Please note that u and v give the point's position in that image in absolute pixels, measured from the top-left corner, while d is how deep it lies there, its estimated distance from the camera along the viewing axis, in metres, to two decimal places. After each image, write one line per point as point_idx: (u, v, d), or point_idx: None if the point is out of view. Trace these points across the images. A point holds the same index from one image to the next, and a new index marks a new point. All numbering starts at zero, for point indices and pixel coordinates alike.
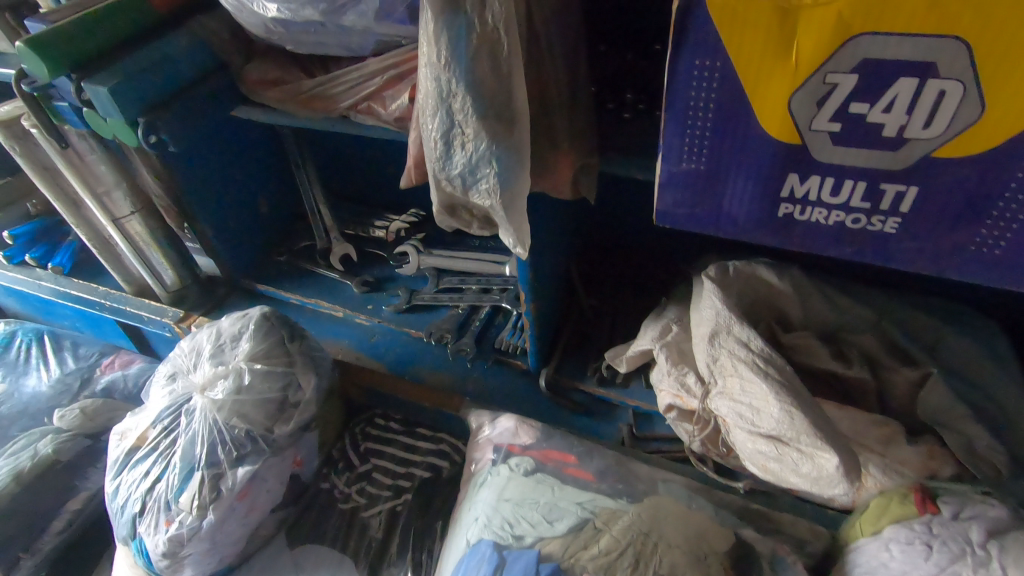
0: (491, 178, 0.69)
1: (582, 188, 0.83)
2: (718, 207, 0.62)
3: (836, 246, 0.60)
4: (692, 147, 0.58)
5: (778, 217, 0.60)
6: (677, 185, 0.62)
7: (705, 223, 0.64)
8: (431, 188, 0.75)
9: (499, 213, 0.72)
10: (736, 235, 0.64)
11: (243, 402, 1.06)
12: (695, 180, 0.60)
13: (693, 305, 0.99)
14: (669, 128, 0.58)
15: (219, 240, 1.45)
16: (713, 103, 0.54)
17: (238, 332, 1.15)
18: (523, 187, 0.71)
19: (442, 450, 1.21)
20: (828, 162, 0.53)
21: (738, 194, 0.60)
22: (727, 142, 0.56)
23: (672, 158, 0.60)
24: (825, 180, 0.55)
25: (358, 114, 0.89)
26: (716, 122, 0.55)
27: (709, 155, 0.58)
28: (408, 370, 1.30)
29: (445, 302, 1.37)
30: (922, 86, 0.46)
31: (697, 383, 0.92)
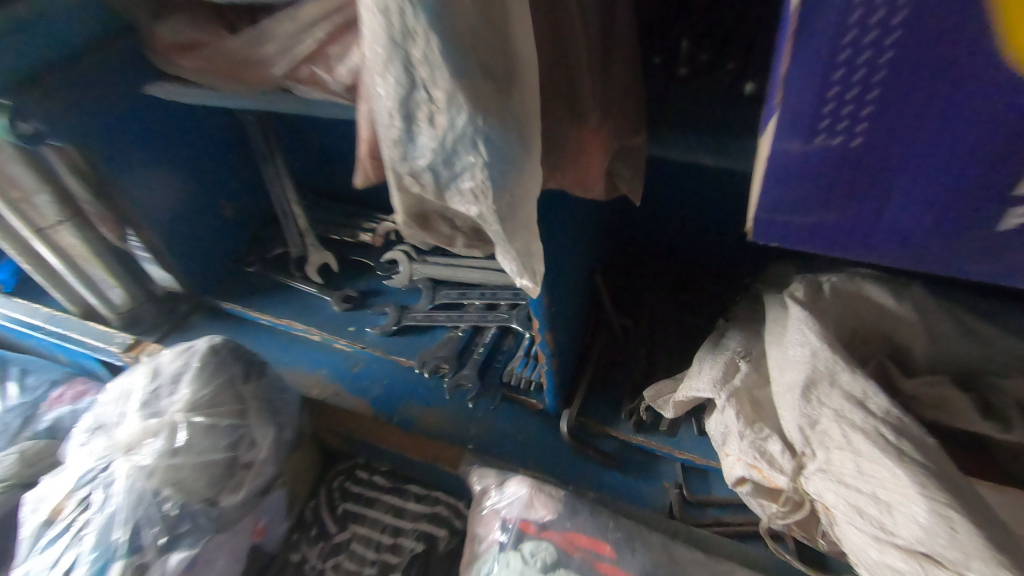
0: (477, 171, 0.43)
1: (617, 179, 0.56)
2: (885, 212, 0.41)
3: None
4: (861, 121, 0.37)
5: (991, 230, 0.39)
6: (797, 183, 0.42)
7: (856, 235, 0.43)
8: (390, 188, 0.48)
9: (492, 223, 0.45)
10: (903, 257, 0.43)
11: (177, 468, 0.82)
12: (854, 172, 0.40)
13: (770, 338, 0.70)
14: (827, 90, 0.37)
15: (171, 250, 1.21)
16: (924, 45, 0.33)
17: (178, 373, 0.91)
18: (528, 183, 0.45)
19: (438, 515, 0.96)
20: None
21: (930, 195, 0.39)
22: (930, 112, 0.35)
23: (823, 139, 0.39)
24: None
25: (298, 83, 0.64)
26: (920, 77, 0.34)
27: (891, 133, 0.37)
28: (396, 410, 1.05)
29: (442, 321, 1.11)
30: None
31: (785, 453, 0.65)
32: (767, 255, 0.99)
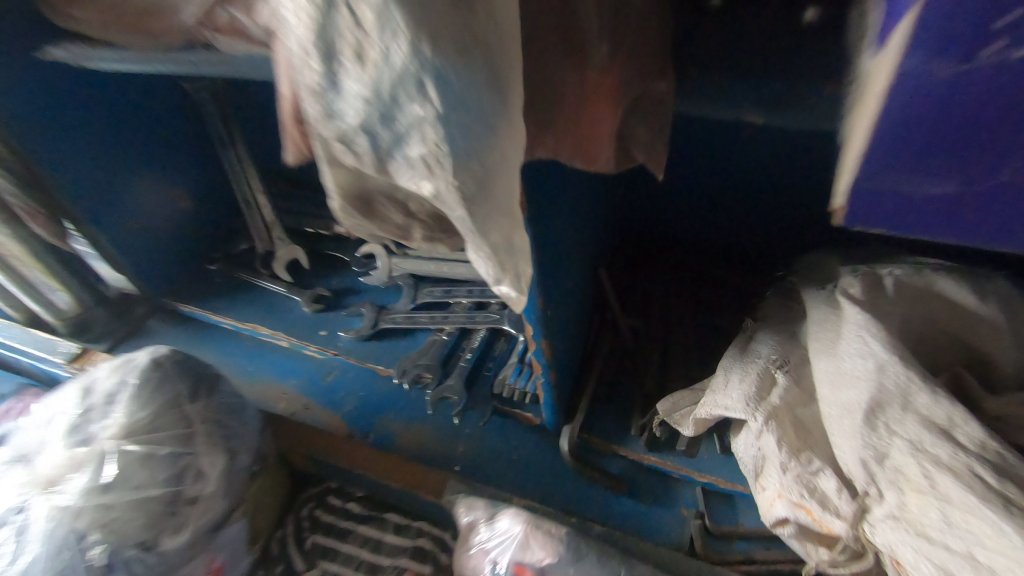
0: (429, 128, 0.29)
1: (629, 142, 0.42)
2: None
3: None
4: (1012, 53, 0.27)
5: None
6: (909, 151, 0.32)
7: (998, 219, 0.33)
8: (318, 160, 0.34)
9: (453, 206, 0.31)
10: None
11: (107, 507, 0.70)
12: (994, 127, 0.30)
13: (816, 346, 0.57)
14: (955, 13, 0.27)
15: (119, 248, 1.07)
16: None
17: (113, 392, 0.78)
18: (507, 147, 0.31)
19: (422, 548, 0.83)
20: None
21: None
22: None
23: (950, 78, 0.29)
24: None
25: (218, 35, 0.50)
26: None
27: None
28: (374, 427, 0.92)
29: (424, 324, 0.98)
30: None
31: (843, 494, 0.51)
32: (796, 244, 0.87)
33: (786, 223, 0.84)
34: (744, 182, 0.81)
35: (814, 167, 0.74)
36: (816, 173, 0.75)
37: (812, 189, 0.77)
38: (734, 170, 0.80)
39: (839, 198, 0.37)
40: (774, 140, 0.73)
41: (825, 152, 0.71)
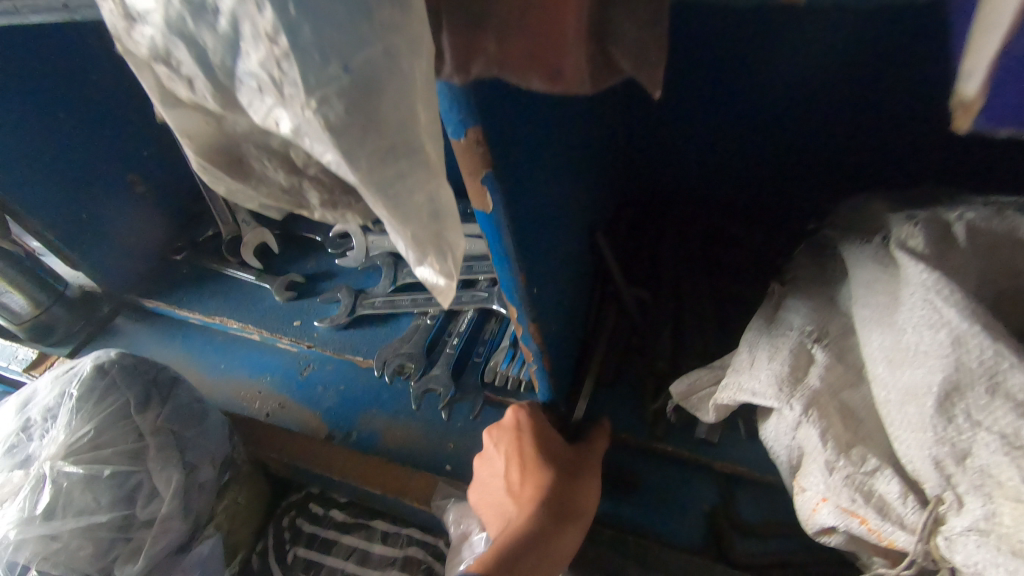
0: (256, 11, 0.18)
1: (611, 45, 0.29)
2: None
3: None
4: None
5: None
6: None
7: None
8: (147, 97, 0.24)
9: (321, 147, 0.20)
10: None
11: (48, 538, 0.62)
12: None
13: (865, 314, 0.46)
14: None
15: (66, 242, 0.97)
16: None
17: (52, 405, 0.69)
18: (394, 39, 0.20)
19: (414, 557, 0.76)
20: None
21: None
22: None
23: None
24: None
25: None
26: None
27: None
28: (355, 425, 0.83)
29: (405, 308, 0.87)
30: None
31: (910, 503, 0.41)
32: (823, 190, 0.76)
33: (814, 162, 0.73)
34: (767, 109, 0.70)
35: (850, 82, 0.63)
36: (854, 90, 0.64)
37: (847, 114, 0.66)
38: (756, 95, 0.69)
39: (974, 83, 0.23)
40: (806, 53, 0.62)
41: (867, 58, 0.60)
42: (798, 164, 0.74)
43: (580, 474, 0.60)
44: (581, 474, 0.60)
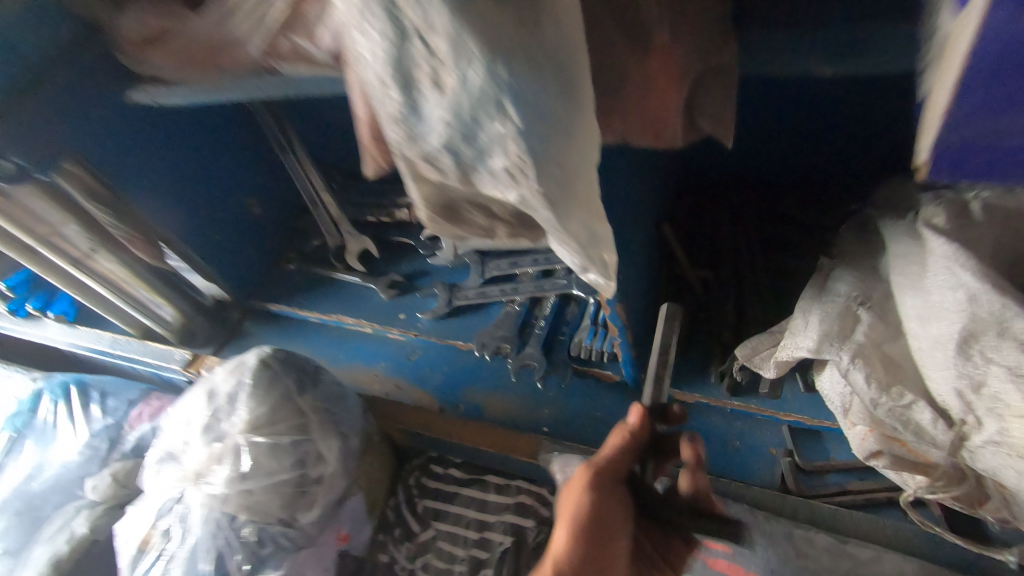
0: (511, 142, 0.31)
1: (696, 101, 0.43)
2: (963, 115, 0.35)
3: None
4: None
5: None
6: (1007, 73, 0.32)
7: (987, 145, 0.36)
8: (406, 179, 0.37)
9: (539, 209, 0.33)
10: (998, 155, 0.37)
11: (252, 492, 0.80)
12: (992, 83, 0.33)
13: (901, 281, 0.56)
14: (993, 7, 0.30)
15: (207, 260, 1.17)
16: None
17: (232, 392, 0.86)
18: (579, 143, 0.33)
19: (523, 504, 0.91)
20: None
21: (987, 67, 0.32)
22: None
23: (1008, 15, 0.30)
24: None
25: (282, 60, 0.53)
26: None
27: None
28: (461, 399, 0.99)
29: (495, 297, 1.01)
30: None
31: (941, 426, 0.52)
32: (864, 171, 0.85)
33: (856, 149, 0.82)
34: (814, 112, 0.79)
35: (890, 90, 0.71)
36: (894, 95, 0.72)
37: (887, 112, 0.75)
38: (804, 101, 0.78)
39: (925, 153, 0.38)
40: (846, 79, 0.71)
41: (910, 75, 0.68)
42: (840, 152, 0.84)
43: (568, 526, 0.61)
44: (575, 524, 0.61)
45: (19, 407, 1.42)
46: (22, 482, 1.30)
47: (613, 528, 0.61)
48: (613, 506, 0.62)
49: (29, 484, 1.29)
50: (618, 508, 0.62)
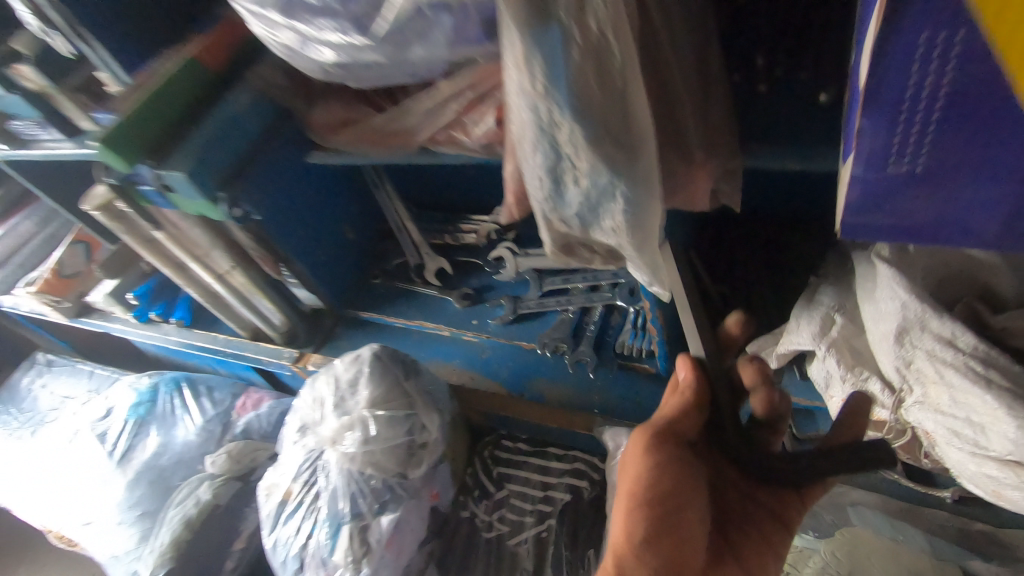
0: (616, 215, 0.58)
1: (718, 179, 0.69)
2: (854, 209, 0.47)
3: (984, 180, 0.42)
4: (906, 141, 0.41)
5: (915, 174, 0.43)
6: (876, 190, 0.45)
7: (895, 229, 0.47)
8: (544, 230, 0.64)
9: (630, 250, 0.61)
10: (886, 236, 0.48)
11: (375, 452, 1.05)
12: (891, 187, 0.44)
13: (862, 293, 0.80)
14: (867, 130, 0.42)
15: (316, 277, 1.42)
16: (946, 94, 0.38)
17: (353, 377, 1.11)
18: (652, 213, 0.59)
19: (578, 469, 1.17)
20: (992, 108, 0.38)
21: (870, 177, 0.44)
22: (936, 126, 0.40)
23: (876, 157, 0.43)
24: (996, 119, 0.38)
25: (439, 144, 0.80)
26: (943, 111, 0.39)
27: (931, 154, 0.41)
28: (527, 388, 1.22)
29: (552, 306, 1.26)
30: None
31: (886, 391, 0.76)
32: None
33: None
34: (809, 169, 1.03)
35: None
36: None
37: None
38: None
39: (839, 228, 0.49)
40: None
41: None
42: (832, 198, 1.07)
43: (629, 502, 0.67)
44: (635, 497, 0.66)
45: (139, 398, 1.69)
46: (151, 458, 1.57)
47: (678, 491, 0.67)
48: (672, 474, 0.67)
49: (158, 460, 1.57)
50: (678, 474, 0.67)
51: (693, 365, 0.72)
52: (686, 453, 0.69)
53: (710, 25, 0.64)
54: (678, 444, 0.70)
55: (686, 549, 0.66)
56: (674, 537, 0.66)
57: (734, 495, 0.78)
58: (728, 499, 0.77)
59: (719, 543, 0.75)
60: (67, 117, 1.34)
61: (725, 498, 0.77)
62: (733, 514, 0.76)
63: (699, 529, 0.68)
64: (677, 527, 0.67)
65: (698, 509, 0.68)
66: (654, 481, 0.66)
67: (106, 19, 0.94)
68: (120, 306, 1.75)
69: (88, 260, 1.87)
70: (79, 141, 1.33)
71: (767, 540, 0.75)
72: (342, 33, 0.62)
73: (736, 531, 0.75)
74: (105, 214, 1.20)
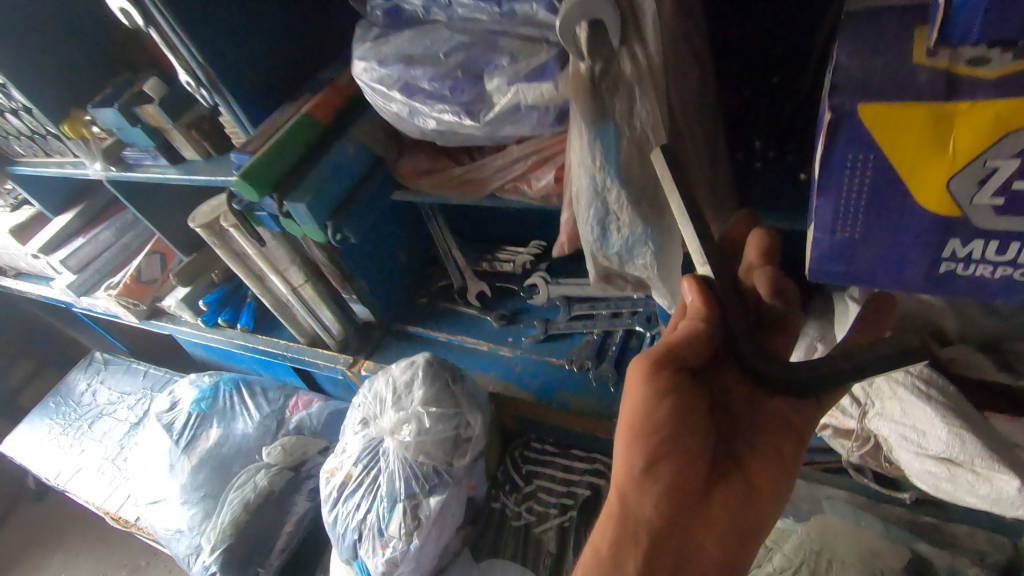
0: (646, 256, 0.80)
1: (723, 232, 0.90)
2: (816, 261, 0.66)
3: (900, 250, 0.61)
4: (847, 220, 0.61)
5: (851, 243, 0.63)
6: (828, 249, 0.64)
7: (848, 277, 0.66)
8: (591, 264, 0.85)
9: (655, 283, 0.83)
10: (841, 281, 0.67)
11: (426, 442, 1.24)
12: (840, 249, 0.64)
13: (838, 327, 1.00)
14: (820, 209, 0.62)
15: (374, 294, 1.63)
16: (865, 190, 0.58)
17: (408, 378, 1.31)
18: (672, 256, 0.81)
19: (598, 470, 1.36)
20: (896, 206, 0.58)
21: (824, 240, 0.64)
22: (865, 213, 0.60)
23: (826, 228, 0.63)
24: (899, 212, 0.58)
25: (505, 192, 1.02)
26: (868, 202, 0.59)
27: (862, 229, 0.61)
28: (555, 397, 1.41)
29: (579, 329, 1.47)
30: (977, 158, 0.52)
31: (853, 405, 0.94)
32: None
33: None
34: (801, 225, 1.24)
35: None
36: None
37: None
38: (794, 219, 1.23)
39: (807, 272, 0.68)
40: None
41: None
42: None
43: (628, 430, 0.71)
44: (632, 426, 0.71)
45: (202, 393, 1.90)
46: (214, 446, 1.77)
47: (673, 417, 0.69)
48: (668, 403, 0.69)
49: (220, 448, 1.76)
50: (675, 400, 0.69)
51: (697, 289, 0.69)
52: (686, 378, 0.69)
53: (717, 122, 0.88)
54: (677, 371, 0.69)
55: (686, 470, 0.71)
56: (669, 456, 0.70)
57: (739, 408, 0.75)
58: (731, 411, 0.75)
59: (725, 457, 0.74)
60: (175, 147, 1.58)
61: (728, 411, 0.75)
62: (739, 429, 0.74)
63: (695, 451, 0.72)
64: (675, 451, 0.71)
65: (694, 431, 0.71)
66: (650, 411, 0.69)
67: (242, 80, 1.19)
68: (190, 311, 1.98)
69: (163, 269, 2.10)
70: (183, 167, 1.57)
71: (777, 454, 0.73)
72: (455, 114, 0.87)
73: (744, 446, 0.74)
74: (207, 231, 1.44)
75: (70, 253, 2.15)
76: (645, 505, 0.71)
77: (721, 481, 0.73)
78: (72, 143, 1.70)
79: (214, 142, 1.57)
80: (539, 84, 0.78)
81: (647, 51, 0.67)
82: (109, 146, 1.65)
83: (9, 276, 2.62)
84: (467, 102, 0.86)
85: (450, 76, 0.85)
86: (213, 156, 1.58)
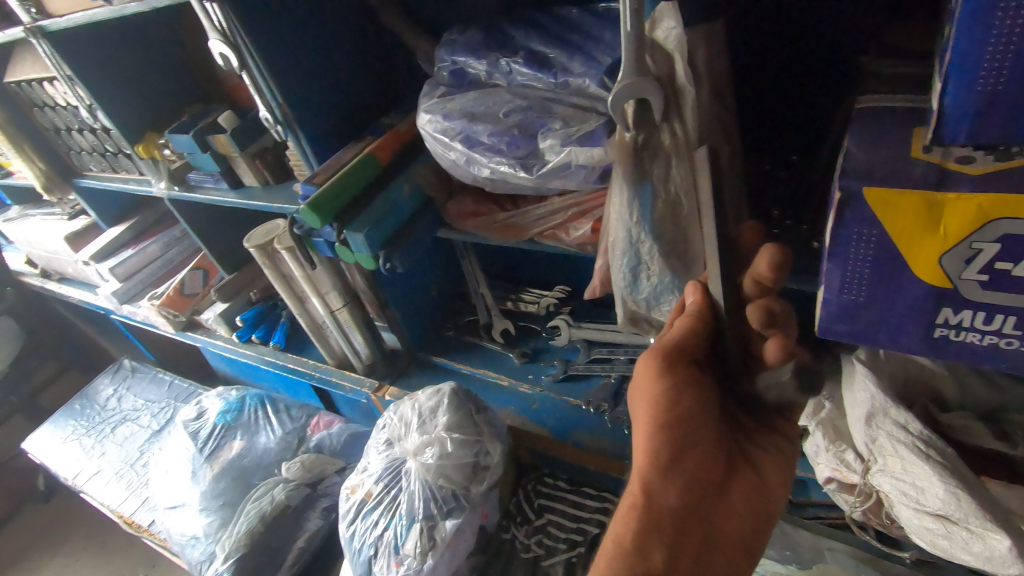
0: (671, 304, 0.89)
1: None
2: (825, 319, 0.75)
3: (901, 314, 0.69)
4: (853, 284, 0.70)
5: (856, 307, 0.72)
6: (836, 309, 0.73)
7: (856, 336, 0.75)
8: (619, 307, 0.95)
9: None
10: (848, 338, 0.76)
11: (447, 466, 1.30)
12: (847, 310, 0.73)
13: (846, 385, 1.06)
14: (830, 273, 0.71)
15: (405, 323, 1.73)
16: (870, 258, 0.67)
17: (433, 404, 1.38)
18: None
19: (607, 508, 1.43)
20: (896, 275, 0.67)
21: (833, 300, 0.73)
22: (869, 279, 0.68)
23: (835, 290, 0.72)
24: (899, 280, 0.67)
25: (543, 238, 1.12)
26: (872, 269, 0.67)
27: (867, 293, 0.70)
28: (570, 435, 1.48)
29: (597, 372, 1.53)
30: (965, 241, 0.61)
31: (857, 460, 0.99)
32: None
33: None
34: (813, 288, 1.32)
35: None
36: None
37: None
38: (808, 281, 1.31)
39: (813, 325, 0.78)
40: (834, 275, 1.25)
41: None
42: None
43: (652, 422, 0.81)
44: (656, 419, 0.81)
45: (228, 405, 1.99)
46: (236, 457, 1.84)
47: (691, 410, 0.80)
48: (685, 396, 0.80)
49: (242, 459, 1.83)
50: (693, 393, 0.80)
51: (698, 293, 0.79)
52: (698, 374, 0.80)
53: (740, 191, 0.98)
54: (688, 367, 0.80)
55: (700, 459, 0.82)
56: (687, 445, 0.81)
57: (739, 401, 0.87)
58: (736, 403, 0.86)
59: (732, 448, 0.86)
60: (238, 173, 1.72)
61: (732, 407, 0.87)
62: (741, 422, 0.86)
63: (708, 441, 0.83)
64: (691, 443, 0.82)
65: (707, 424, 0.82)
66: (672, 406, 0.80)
67: (313, 121, 1.32)
68: (226, 326, 2.08)
69: (204, 284, 2.22)
70: (243, 192, 1.71)
71: (774, 444, 0.86)
72: (510, 166, 0.97)
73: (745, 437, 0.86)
74: (261, 252, 1.56)
75: (118, 262, 2.28)
76: (668, 495, 0.81)
77: (728, 469, 0.84)
78: (143, 162, 1.85)
79: (273, 171, 1.70)
80: (590, 148, 0.89)
81: (684, 127, 0.77)
82: (177, 169, 1.80)
83: (54, 280, 2.75)
84: (521, 156, 0.96)
85: (507, 133, 0.97)
86: (270, 183, 1.72)
